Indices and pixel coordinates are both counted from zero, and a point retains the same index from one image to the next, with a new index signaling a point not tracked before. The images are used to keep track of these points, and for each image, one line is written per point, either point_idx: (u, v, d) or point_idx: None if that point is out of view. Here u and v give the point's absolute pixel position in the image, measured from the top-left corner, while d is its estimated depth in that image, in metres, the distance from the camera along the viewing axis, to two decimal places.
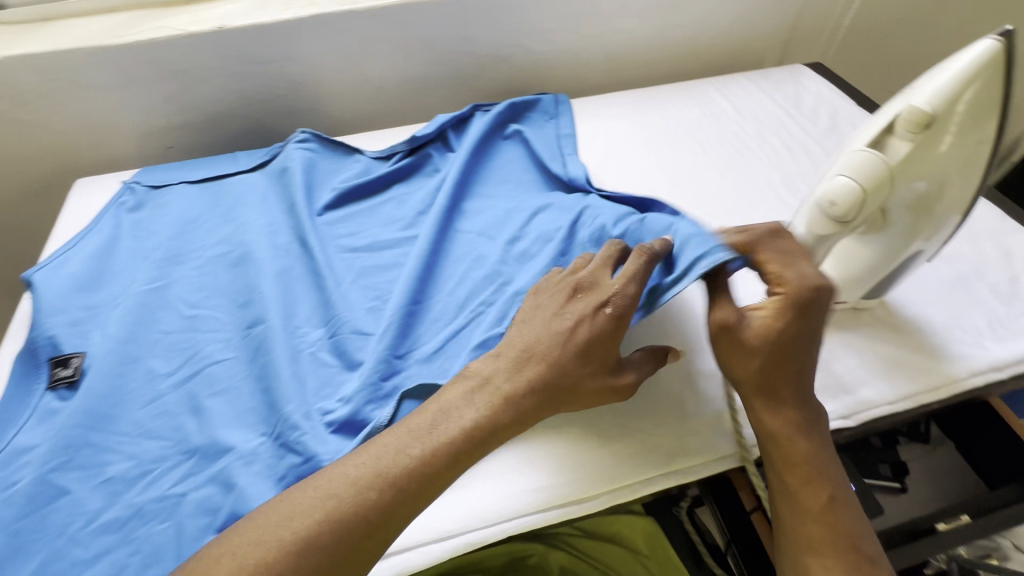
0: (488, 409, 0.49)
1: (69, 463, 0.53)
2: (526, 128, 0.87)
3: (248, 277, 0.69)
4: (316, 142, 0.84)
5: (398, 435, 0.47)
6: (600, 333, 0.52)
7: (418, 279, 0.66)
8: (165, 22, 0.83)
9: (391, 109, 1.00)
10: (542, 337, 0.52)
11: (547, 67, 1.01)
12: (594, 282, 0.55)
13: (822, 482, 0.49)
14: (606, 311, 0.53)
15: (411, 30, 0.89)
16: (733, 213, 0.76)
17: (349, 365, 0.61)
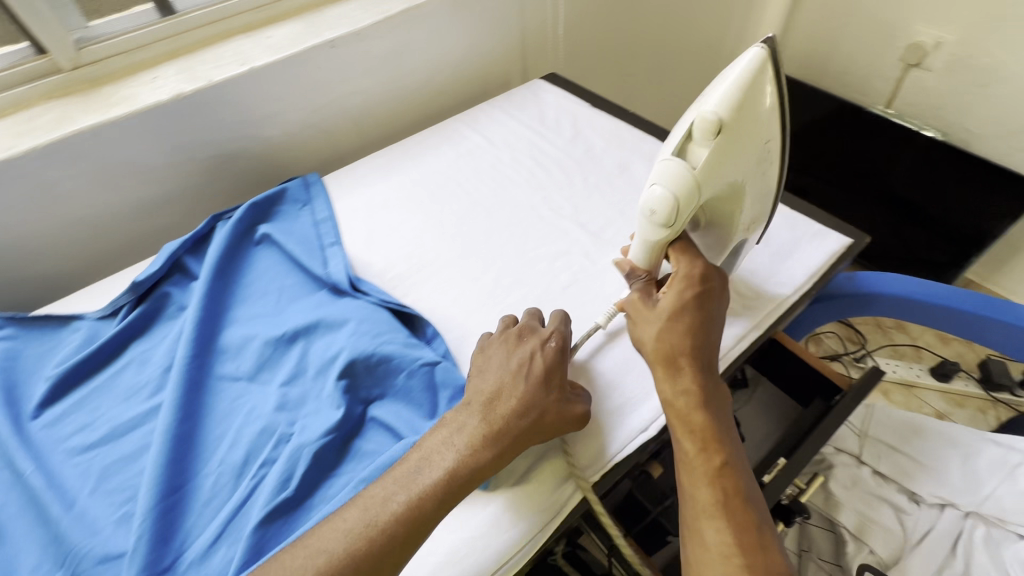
0: (467, 451, 0.50)
1: None
2: (276, 227, 0.79)
3: None
4: (12, 327, 0.68)
5: (386, 483, 0.49)
6: (553, 362, 0.57)
7: (174, 463, 0.56)
8: None
9: (121, 244, 0.86)
10: (505, 380, 0.55)
11: (290, 148, 0.94)
12: (532, 329, 0.61)
13: (712, 446, 0.52)
14: (551, 345, 0.58)
15: (102, 157, 0.76)
16: (506, 252, 0.75)
17: None
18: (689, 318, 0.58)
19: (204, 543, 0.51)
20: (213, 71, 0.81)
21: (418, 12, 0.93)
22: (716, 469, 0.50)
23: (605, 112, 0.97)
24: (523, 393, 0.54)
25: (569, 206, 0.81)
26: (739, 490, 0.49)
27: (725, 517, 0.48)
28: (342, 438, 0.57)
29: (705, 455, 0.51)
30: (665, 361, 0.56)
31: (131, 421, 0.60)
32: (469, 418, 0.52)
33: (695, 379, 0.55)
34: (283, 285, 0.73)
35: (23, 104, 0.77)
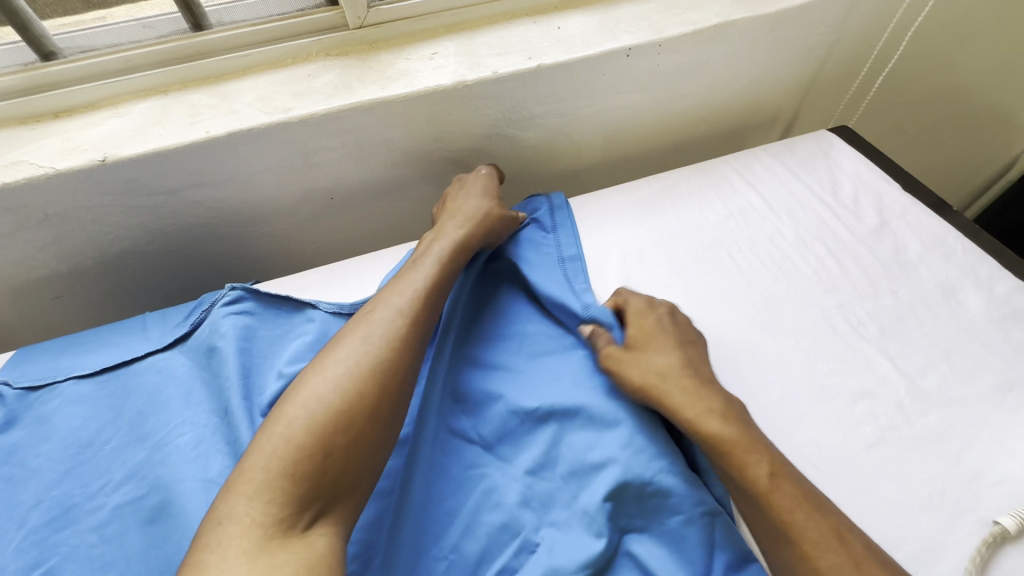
0: (451, 244, 0.65)
1: None
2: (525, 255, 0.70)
3: (172, 541, 0.49)
4: (252, 301, 0.65)
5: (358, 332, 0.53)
6: (490, 184, 0.74)
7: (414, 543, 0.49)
8: (26, 154, 0.61)
9: (348, 220, 0.81)
10: (463, 204, 0.71)
11: (533, 152, 0.83)
12: (462, 178, 0.76)
13: (755, 455, 0.49)
14: (484, 171, 0.76)
15: (365, 136, 0.70)
16: (788, 369, 0.61)
17: None
18: (651, 346, 0.58)
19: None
20: (496, 61, 0.71)
21: (728, 28, 0.76)
22: (765, 481, 0.47)
23: (922, 202, 0.77)
24: (472, 207, 0.70)
25: (873, 326, 0.65)
26: (799, 498, 0.46)
27: (804, 544, 0.44)
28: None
29: (751, 465, 0.48)
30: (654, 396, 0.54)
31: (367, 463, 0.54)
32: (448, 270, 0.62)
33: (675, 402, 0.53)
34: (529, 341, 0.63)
35: (300, 57, 0.71)
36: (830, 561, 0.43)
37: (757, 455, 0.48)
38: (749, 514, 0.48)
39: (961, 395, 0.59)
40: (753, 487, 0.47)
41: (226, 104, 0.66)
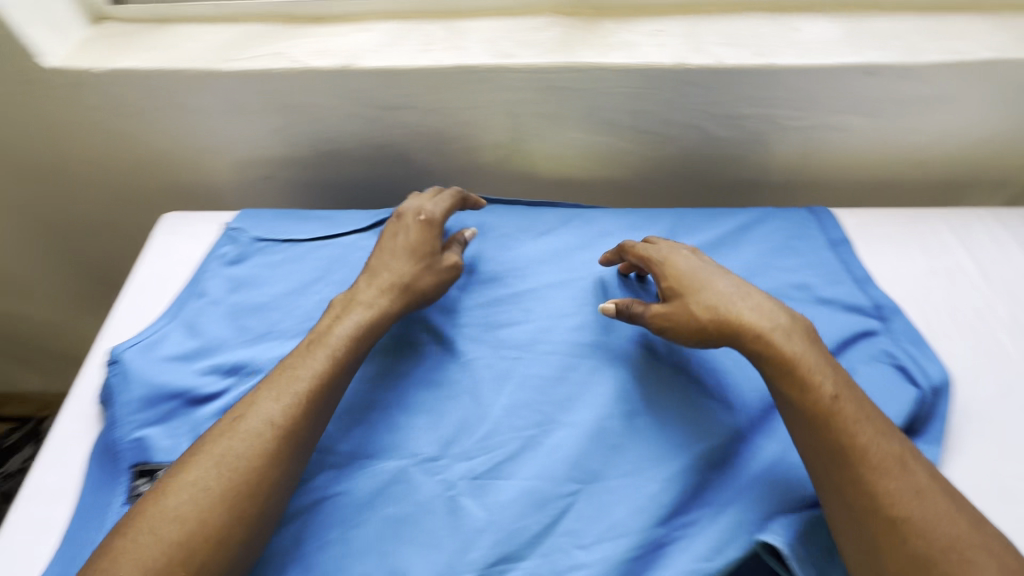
0: (367, 318, 0.58)
1: None
2: (768, 246, 0.71)
3: (371, 379, 0.59)
4: None
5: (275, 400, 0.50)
6: (421, 234, 0.64)
7: (589, 471, 0.53)
8: (286, 47, 0.70)
9: (520, 175, 0.83)
10: (391, 262, 0.62)
11: (721, 153, 0.79)
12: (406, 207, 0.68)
13: (806, 380, 0.48)
14: (421, 218, 0.66)
15: (572, 96, 0.71)
16: (972, 456, 0.54)
17: (471, 528, 0.50)
18: (698, 291, 0.56)
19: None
20: (723, 50, 0.68)
21: (997, 67, 0.67)
22: (827, 402, 0.47)
23: None
24: (390, 264, 0.62)
25: None
26: (861, 419, 0.46)
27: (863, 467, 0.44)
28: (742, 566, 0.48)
29: (810, 386, 0.48)
30: (729, 330, 0.52)
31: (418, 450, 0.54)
32: (361, 295, 0.60)
33: (750, 321, 0.52)
34: None
35: (530, 10, 0.74)
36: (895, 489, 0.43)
37: (822, 377, 0.48)
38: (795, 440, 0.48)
39: None
40: (812, 407, 0.47)
41: (456, 40, 0.70)
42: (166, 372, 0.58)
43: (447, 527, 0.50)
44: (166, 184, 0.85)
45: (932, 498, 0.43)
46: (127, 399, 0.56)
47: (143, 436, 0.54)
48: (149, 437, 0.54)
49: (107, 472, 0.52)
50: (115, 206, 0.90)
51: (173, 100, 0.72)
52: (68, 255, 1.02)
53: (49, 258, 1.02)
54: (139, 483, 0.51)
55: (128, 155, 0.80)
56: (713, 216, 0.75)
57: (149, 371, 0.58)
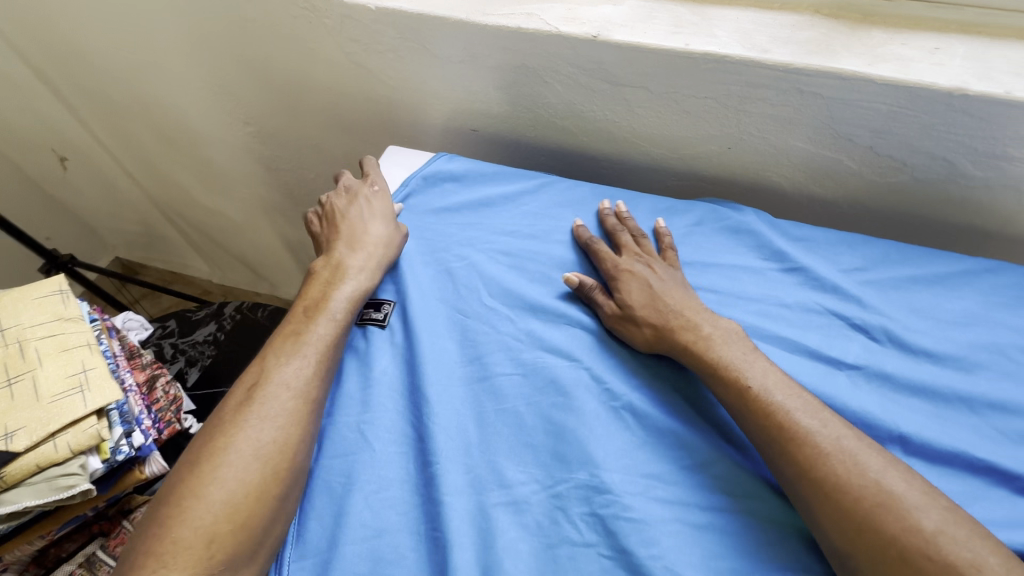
0: (357, 287, 0.62)
1: (371, 421, 0.55)
2: (998, 296, 0.64)
3: (555, 289, 0.65)
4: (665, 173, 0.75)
5: (291, 343, 0.56)
6: (379, 200, 0.70)
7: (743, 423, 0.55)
8: (537, 10, 0.72)
9: (722, 173, 0.80)
10: (369, 222, 0.67)
11: (961, 193, 0.71)
12: (348, 184, 0.72)
13: (783, 427, 0.50)
14: (375, 187, 0.72)
15: (815, 103, 0.67)
16: None
17: (637, 439, 0.54)
18: (650, 301, 0.60)
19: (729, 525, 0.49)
20: (1012, 81, 0.61)
21: None
22: (805, 438, 0.48)
23: None
24: (368, 227, 0.67)
25: None
26: (853, 465, 0.47)
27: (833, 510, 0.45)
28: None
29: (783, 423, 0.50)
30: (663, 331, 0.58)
31: (474, 359, 0.60)
32: (323, 284, 0.62)
33: (682, 333, 0.57)
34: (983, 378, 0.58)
35: (788, 6, 0.71)
36: (876, 534, 0.43)
37: (807, 425, 0.49)
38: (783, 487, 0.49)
39: None
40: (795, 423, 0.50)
41: (707, 26, 0.69)
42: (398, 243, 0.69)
43: (620, 438, 0.54)
44: (381, 118, 0.92)
45: (913, 506, 0.44)
46: None
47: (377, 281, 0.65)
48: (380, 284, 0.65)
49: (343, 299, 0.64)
50: (329, 130, 0.99)
51: (421, 44, 0.77)
52: (274, 168, 1.14)
53: (257, 165, 1.16)
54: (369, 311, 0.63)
55: (360, 87, 0.88)
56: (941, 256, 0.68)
57: None
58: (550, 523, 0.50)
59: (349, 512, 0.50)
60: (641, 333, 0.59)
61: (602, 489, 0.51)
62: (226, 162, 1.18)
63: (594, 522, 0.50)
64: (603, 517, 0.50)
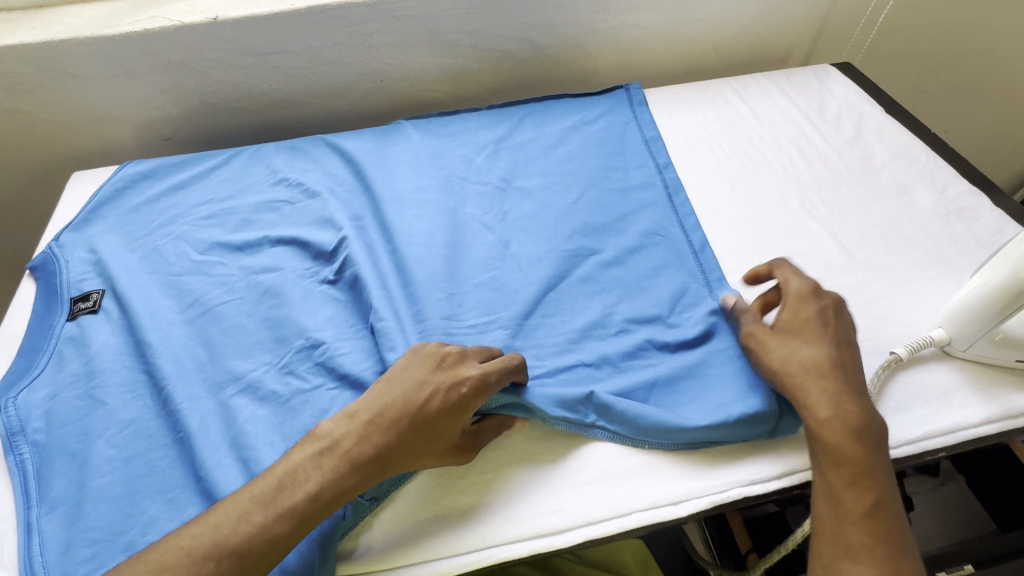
0: (321, 488, 0.47)
1: (98, 384, 0.59)
2: (589, 119, 0.88)
3: (257, 227, 0.74)
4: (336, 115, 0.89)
5: (243, 499, 0.46)
6: (450, 409, 0.50)
7: (423, 260, 0.70)
8: (159, 12, 0.80)
9: (392, 103, 0.96)
10: (395, 405, 0.50)
11: (552, 59, 0.95)
12: (459, 358, 0.53)
13: (863, 482, 0.48)
14: (460, 388, 0.51)
15: (414, 22, 0.85)
16: (735, 231, 0.73)
17: (343, 303, 0.66)
18: (330, 478, 0.47)
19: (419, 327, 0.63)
20: None
21: None
22: (864, 509, 0.47)
23: (899, 122, 0.84)
24: (402, 433, 0.49)
25: (824, 210, 0.75)
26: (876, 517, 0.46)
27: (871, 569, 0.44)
28: (580, 333, 0.63)
29: (855, 490, 0.47)
30: (872, 439, 0.50)
31: (192, 304, 0.67)
32: (302, 460, 0.48)
33: (289, 492, 0.46)
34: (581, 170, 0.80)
35: None
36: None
37: (873, 482, 0.48)
38: (823, 517, 0.48)
39: (885, 262, 0.68)
40: (834, 442, 0.50)
41: None
42: (92, 242, 0.72)
43: (328, 308, 0.65)
44: (71, 158, 0.93)
45: (861, 549, 0.45)
46: (62, 261, 0.70)
47: (80, 279, 0.69)
48: (85, 281, 0.69)
49: (50, 305, 0.67)
50: (27, 192, 0.98)
51: (65, 71, 0.81)
52: None
53: None
54: (77, 304, 0.66)
55: (31, 133, 0.88)
56: (550, 107, 0.91)
57: (80, 245, 0.72)
58: (283, 388, 0.59)
59: (93, 456, 0.55)
60: (304, 508, 0.46)
61: (318, 345, 0.62)
62: None
63: (319, 370, 0.60)
64: (325, 363, 0.60)
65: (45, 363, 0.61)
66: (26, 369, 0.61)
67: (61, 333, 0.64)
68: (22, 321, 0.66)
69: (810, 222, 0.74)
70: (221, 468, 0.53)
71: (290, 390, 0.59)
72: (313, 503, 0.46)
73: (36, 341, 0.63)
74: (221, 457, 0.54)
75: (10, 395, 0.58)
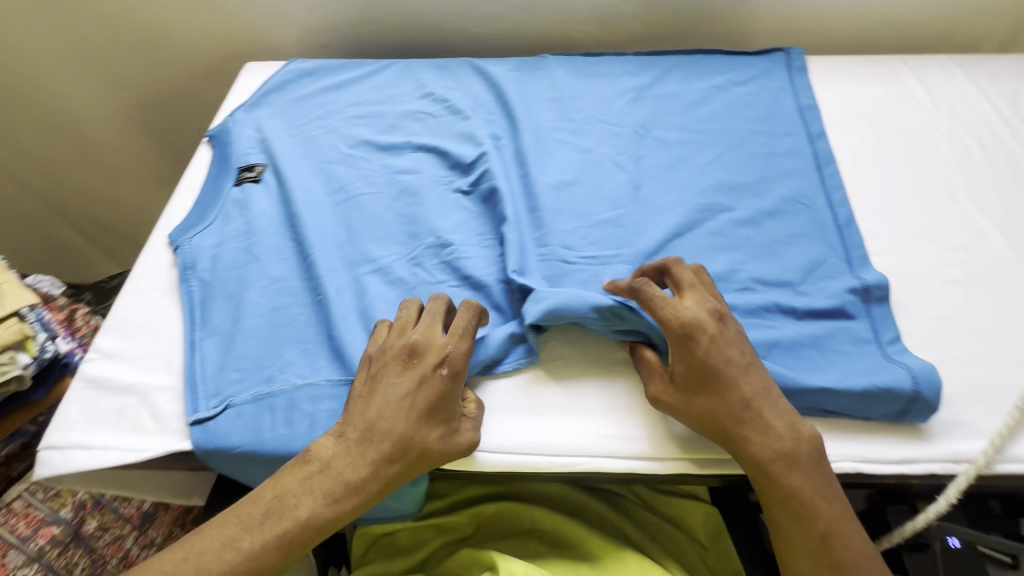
0: (315, 511, 0.47)
1: (255, 242, 0.67)
2: (741, 76, 0.83)
3: (401, 133, 0.78)
4: None
5: (233, 522, 0.47)
6: (439, 393, 0.50)
7: (553, 187, 0.71)
8: None
9: (535, 38, 0.96)
10: (383, 415, 0.50)
11: (709, 13, 0.91)
12: (425, 344, 0.52)
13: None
14: (442, 371, 0.51)
15: None
16: (887, 214, 0.67)
17: (473, 214, 0.69)
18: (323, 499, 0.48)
19: (541, 249, 0.65)
20: None
21: None
22: None
23: None
24: (399, 431, 0.49)
25: (999, 208, 0.67)
26: None
27: None
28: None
29: None
30: (767, 471, 0.49)
31: (338, 190, 0.72)
32: (292, 484, 0.48)
33: (282, 513, 0.47)
34: (724, 127, 0.77)
35: None
36: None
37: None
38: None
39: None
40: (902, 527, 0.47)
41: None
42: (260, 123, 0.80)
43: (457, 216, 0.68)
44: (245, 52, 1.04)
45: None
46: (235, 134, 0.78)
47: (247, 151, 0.76)
48: (251, 154, 0.76)
49: (222, 169, 0.75)
50: (203, 78, 1.10)
51: None
52: (158, 130, 1.21)
53: (141, 134, 1.22)
54: (244, 172, 0.74)
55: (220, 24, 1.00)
56: (702, 60, 0.86)
57: (250, 123, 0.80)
58: (410, 278, 0.63)
59: (247, 301, 0.62)
60: (299, 529, 0.47)
61: (446, 246, 0.65)
62: (108, 136, 1.22)
63: (444, 269, 0.64)
64: (450, 263, 0.64)
65: (215, 217, 0.69)
66: (200, 218, 0.70)
67: (229, 194, 0.72)
68: (200, 180, 0.75)
69: (980, 218, 0.66)
70: (351, 333, 0.59)
71: (417, 280, 0.63)
72: (305, 525, 0.47)
73: (209, 198, 0.72)
74: (351, 325, 0.59)
75: (187, 237, 0.67)
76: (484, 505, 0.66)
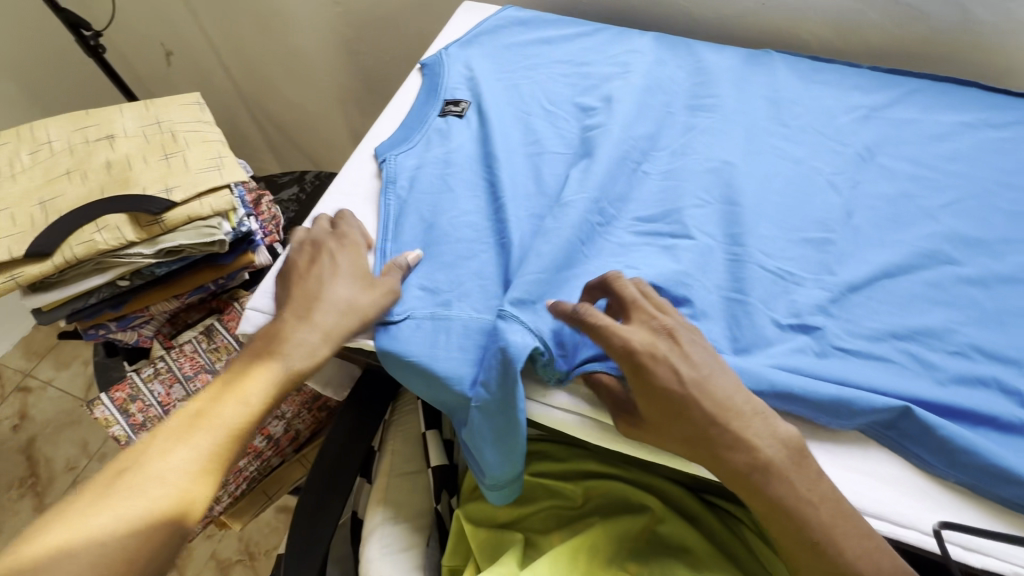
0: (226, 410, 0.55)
1: (451, 174, 0.70)
2: (998, 118, 0.72)
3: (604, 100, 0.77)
4: None
5: (169, 428, 0.54)
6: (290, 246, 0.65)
7: (755, 192, 0.67)
8: None
9: (756, 31, 0.90)
10: (302, 315, 0.59)
11: (975, 39, 0.79)
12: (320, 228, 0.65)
13: None
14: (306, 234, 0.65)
15: None
16: None
17: (664, 199, 0.67)
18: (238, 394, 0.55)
19: (730, 252, 0.62)
20: None
21: None
22: None
23: None
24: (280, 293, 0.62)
25: None
26: None
27: None
28: (907, 333, 0.56)
29: None
30: (747, 483, 0.49)
31: (534, 142, 0.73)
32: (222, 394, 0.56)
33: (207, 413, 0.55)
34: (964, 170, 0.68)
35: None
36: None
37: None
38: None
39: None
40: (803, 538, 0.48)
41: None
42: (471, 62, 0.82)
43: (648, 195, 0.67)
44: None
45: None
46: (447, 67, 0.81)
47: (455, 86, 0.79)
48: (458, 90, 0.79)
49: (430, 98, 0.79)
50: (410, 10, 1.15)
51: None
52: (353, 50, 1.29)
53: (337, 51, 1.31)
54: (449, 106, 0.77)
55: None
56: (951, 90, 0.76)
57: (462, 59, 0.83)
58: (590, 246, 0.63)
59: (437, 226, 0.65)
60: (214, 421, 0.54)
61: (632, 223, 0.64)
62: (309, 46, 1.31)
63: (625, 246, 0.63)
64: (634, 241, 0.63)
65: (418, 141, 0.73)
66: (405, 139, 0.74)
67: (433, 123, 0.75)
68: (408, 104, 0.80)
69: None
70: None
71: (597, 250, 0.63)
72: (218, 422, 0.54)
73: (414, 122, 0.76)
74: None
75: (392, 153, 0.71)
76: (601, 483, 0.67)
